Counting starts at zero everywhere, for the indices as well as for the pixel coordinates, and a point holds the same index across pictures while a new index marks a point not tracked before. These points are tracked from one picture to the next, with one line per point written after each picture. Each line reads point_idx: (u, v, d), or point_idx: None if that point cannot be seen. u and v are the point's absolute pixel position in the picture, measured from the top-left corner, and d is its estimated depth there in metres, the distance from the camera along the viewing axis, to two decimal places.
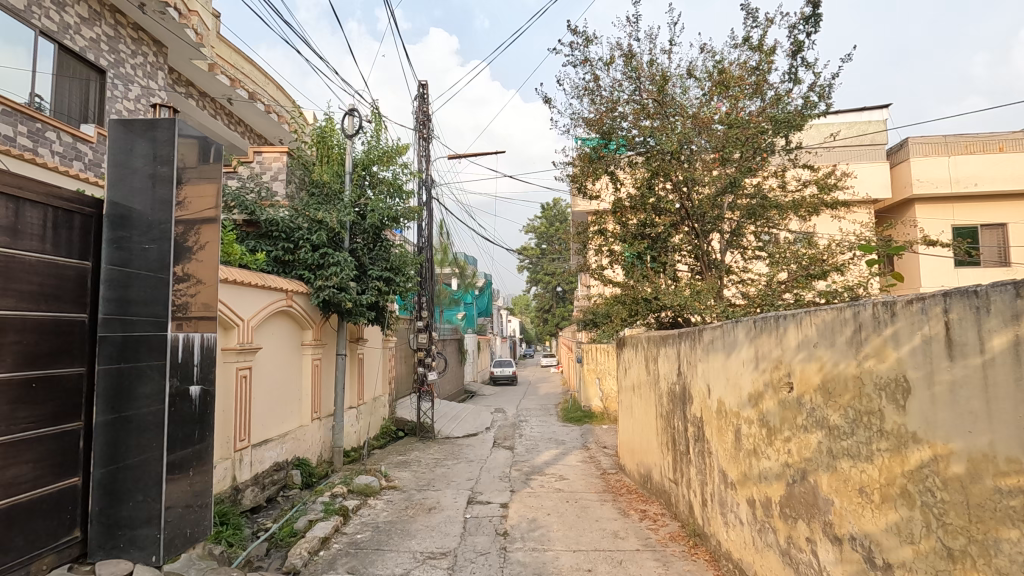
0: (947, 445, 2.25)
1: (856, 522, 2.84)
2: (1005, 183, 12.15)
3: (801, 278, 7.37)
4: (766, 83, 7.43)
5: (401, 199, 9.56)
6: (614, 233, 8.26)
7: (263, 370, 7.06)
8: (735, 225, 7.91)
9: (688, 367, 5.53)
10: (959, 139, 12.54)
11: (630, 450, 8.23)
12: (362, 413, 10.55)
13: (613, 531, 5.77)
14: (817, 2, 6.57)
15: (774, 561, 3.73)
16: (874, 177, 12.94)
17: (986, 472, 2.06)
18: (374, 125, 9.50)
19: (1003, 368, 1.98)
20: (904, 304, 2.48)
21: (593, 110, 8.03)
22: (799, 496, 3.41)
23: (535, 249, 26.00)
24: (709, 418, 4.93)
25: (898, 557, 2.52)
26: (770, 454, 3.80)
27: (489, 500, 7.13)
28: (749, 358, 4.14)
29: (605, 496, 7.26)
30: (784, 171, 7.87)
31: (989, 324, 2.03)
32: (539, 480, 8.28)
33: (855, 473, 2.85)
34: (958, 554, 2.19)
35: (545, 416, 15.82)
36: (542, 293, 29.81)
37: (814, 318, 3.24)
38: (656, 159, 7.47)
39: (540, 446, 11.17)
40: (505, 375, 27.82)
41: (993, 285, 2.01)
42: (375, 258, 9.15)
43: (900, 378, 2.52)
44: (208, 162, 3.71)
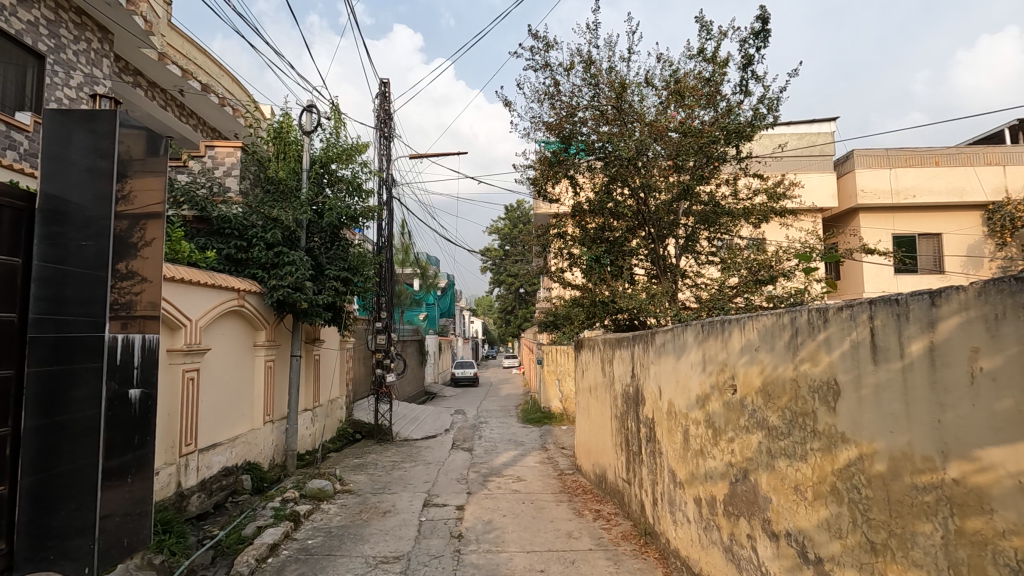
0: (871, 445, 2.38)
1: (792, 519, 2.97)
2: (939, 196, 12.91)
3: (750, 283, 7.59)
4: (719, 94, 7.65)
5: (360, 198, 9.40)
6: (573, 236, 8.46)
7: (211, 372, 6.82)
8: (690, 231, 8.14)
9: (641, 369, 5.65)
10: (900, 153, 13.34)
11: (586, 450, 8.35)
12: (318, 415, 10.34)
13: (567, 531, 5.84)
14: (766, 17, 6.82)
15: (718, 558, 3.86)
16: (823, 186, 13.49)
17: (905, 470, 2.19)
18: (334, 122, 9.35)
19: (919, 371, 2.11)
20: (835, 311, 2.61)
21: (553, 114, 8.10)
22: (741, 494, 3.54)
23: (498, 250, 26.06)
24: (660, 419, 5.06)
25: (828, 552, 2.66)
26: (715, 454, 3.93)
27: (445, 502, 7.12)
28: (697, 361, 4.26)
29: (561, 497, 7.34)
30: (736, 180, 8.11)
31: (909, 331, 2.16)
32: (496, 482, 8.28)
33: (791, 472, 2.98)
34: (880, 547, 2.32)
35: (505, 417, 15.88)
36: (505, 294, 29.77)
37: (756, 323, 3.36)
38: (615, 164, 7.68)
39: (499, 448, 11.20)
40: (466, 375, 27.71)
41: (912, 294, 2.14)
42: (332, 257, 8.97)
43: (831, 381, 2.65)
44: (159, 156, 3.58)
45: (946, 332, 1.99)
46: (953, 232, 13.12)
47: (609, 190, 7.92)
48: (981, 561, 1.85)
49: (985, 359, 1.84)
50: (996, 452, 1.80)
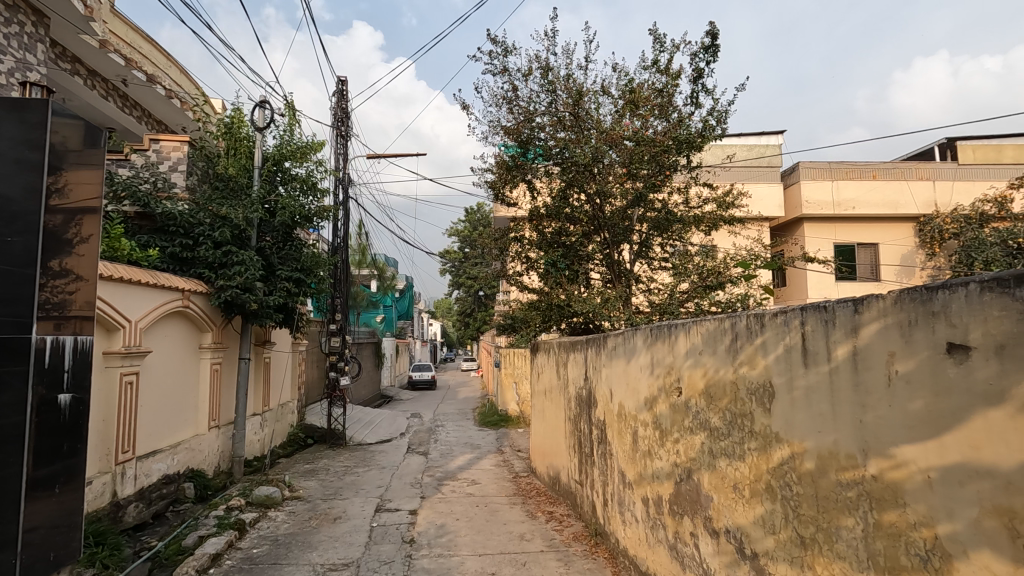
0: (802, 444, 2.51)
1: (730, 517, 3.09)
2: (876, 207, 13.71)
3: (700, 289, 7.82)
4: (671, 105, 7.85)
5: (315, 197, 9.17)
6: (530, 240, 8.55)
7: (151, 376, 6.52)
8: (643, 237, 8.32)
9: (593, 372, 5.74)
10: (841, 165, 14.01)
11: (540, 453, 8.41)
12: (267, 420, 10.02)
13: (519, 533, 5.87)
14: (715, 33, 7.08)
15: (663, 557, 3.97)
16: (770, 197, 14.15)
17: (831, 468, 2.32)
18: (288, 119, 9.10)
19: (844, 374, 2.24)
20: (771, 317, 2.74)
21: (511, 119, 8.17)
22: (685, 493, 3.66)
23: (457, 252, 26.00)
24: (611, 420, 5.16)
25: (763, 547, 2.78)
26: (662, 454, 4.03)
27: (398, 507, 7.04)
28: (646, 364, 4.37)
29: (514, 499, 7.38)
30: (687, 188, 8.33)
31: (835, 336, 2.29)
32: (451, 485, 8.24)
33: (730, 471, 3.10)
34: (808, 541, 2.45)
35: (461, 420, 15.82)
36: (463, 297, 29.65)
37: (700, 327, 3.48)
38: (571, 170, 7.81)
39: (455, 451, 11.14)
40: (423, 378, 27.42)
41: (838, 302, 2.27)
42: (284, 257, 8.74)
43: (767, 384, 2.78)
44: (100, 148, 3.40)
45: (867, 337, 2.12)
46: (888, 242, 13.91)
47: (566, 196, 8.06)
48: (895, 551, 1.98)
49: (900, 363, 1.97)
50: (910, 449, 1.93)
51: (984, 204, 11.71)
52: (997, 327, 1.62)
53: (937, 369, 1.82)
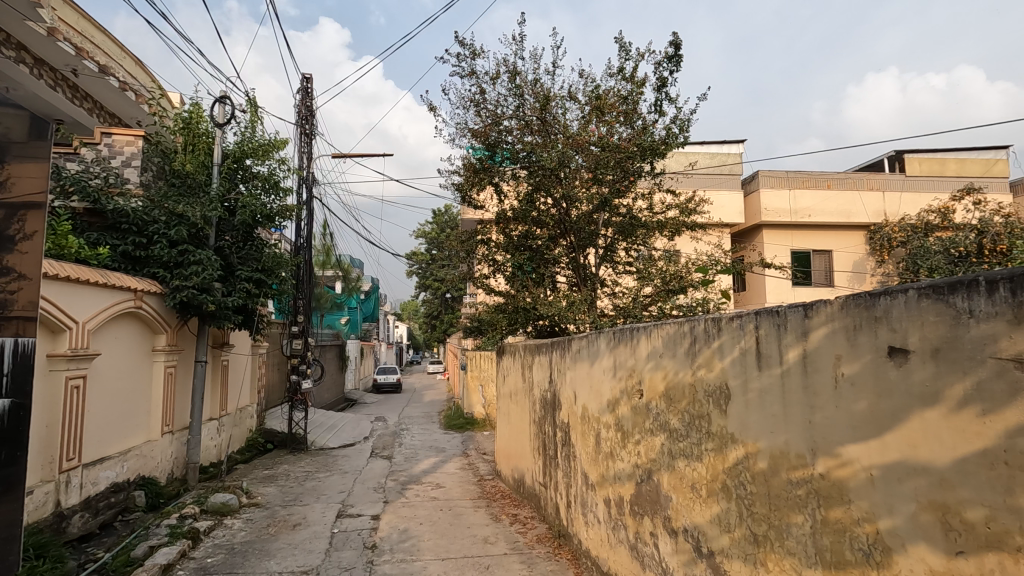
0: (756, 445, 2.59)
1: (688, 516, 3.16)
2: (829, 216, 14.27)
3: (663, 293, 7.96)
4: (635, 112, 7.98)
5: (277, 196, 8.94)
6: (497, 243, 8.57)
7: (100, 380, 6.25)
8: (609, 241, 8.42)
9: (558, 374, 5.79)
10: (798, 176, 14.59)
11: (505, 455, 8.42)
12: (224, 425, 9.70)
13: (483, 536, 5.86)
14: (679, 43, 7.25)
15: (624, 557, 4.02)
16: (730, 205, 14.56)
17: (782, 467, 2.40)
18: (250, 116, 8.87)
19: (795, 376, 2.32)
20: (727, 320, 2.82)
21: (478, 121, 8.19)
22: (646, 493, 3.72)
23: (425, 254, 25.83)
24: (575, 423, 5.21)
25: (719, 545, 2.86)
26: (624, 456, 4.09)
27: (359, 512, 6.92)
28: (609, 367, 4.42)
29: (479, 502, 7.36)
30: (651, 194, 8.48)
31: (786, 340, 2.38)
32: (415, 489, 8.16)
33: (688, 471, 3.18)
34: (761, 538, 2.53)
35: (427, 423, 15.68)
36: (430, 299, 29.47)
37: (661, 330, 3.55)
38: (538, 174, 7.88)
39: (419, 455, 11.03)
40: (389, 382, 27.06)
41: (789, 306, 2.36)
42: (244, 258, 8.50)
43: (723, 386, 2.86)
44: (50, 140, 3.47)
45: (816, 341, 2.21)
46: (840, 250, 14.51)
47: (532, 200, 8.11)
48: (841, 546, 2.07)
49: (846, 365, 2.06)
50: (855, 448, 2.01)
51: (929, 214, 12.38)
52: (932, 331, 1.72)
53: (879, 371, 1.91)
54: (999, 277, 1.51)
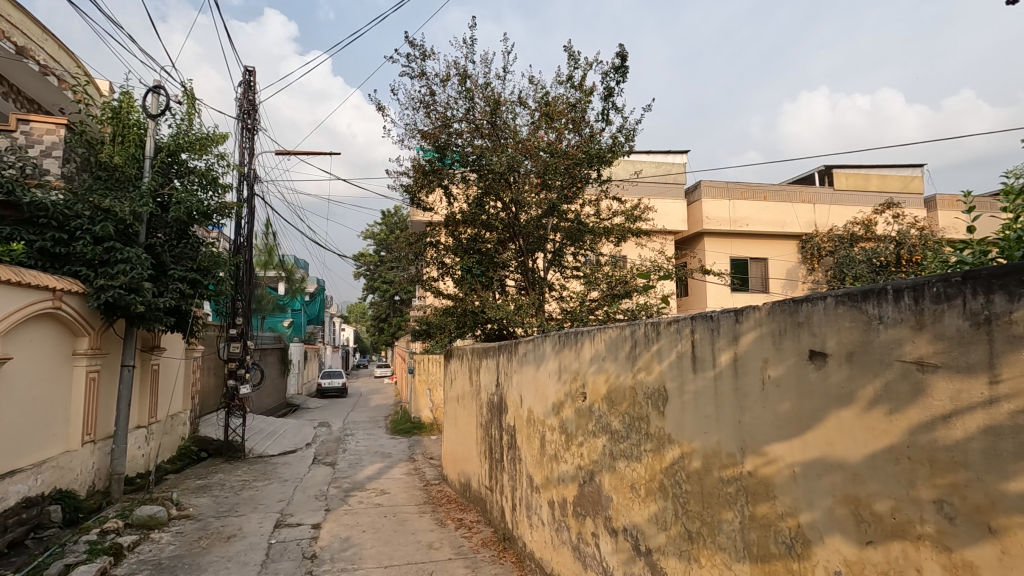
0: (690, 444, 2.69)
1: (628, 515, 3.24)
2: (765, 226, 15.02)
3: (609, 298, 8.13)
4: (583, 120, 8.13)
5: (215, 192, 8.55)
6: (446, 245, 8.54)
7: (11, 386, 5.79)
8: (557, 246, 8.52)
9: (504, 378, 5.82)
10: (737, 186, 15.19)
11: (452, 459, 8.36)
12: (154, 433, 9.15)
13: (427, 542, 5.79)
14: (625, 55, 7.45)
15: (567, 557, 4.08)
16: (674, 213, 15.07)
17: (715, 465, 2.50)
18: (186, 108, 8.44)
19: (727, 378, 2.43)
20: (666, 324, 2.91)
21: (428, 123, 8.14)
22: (588, 494, 3.79)
23: (373, 255, 25.39)
24: (521, 426, 5.24)
25: (656, 543, 2.94)
26: (567, 458, 4.15)
27: (299, 521, 6.69)
28: (554, 370, 4.48)
29: (424, 508, 7.28)
30: (599, 201, 8.64)
31: (719, 343, 2.48)
32: (358, 496, 7.97)
33: (628, 471, 3.26)
34: (695, 535, 2.62)
35: (372, 428, 15.36)
36: (378, 301, 28.93)
37: (603, 334, 3.63)
38: (487, 178, 7.91)
39: (364, 461, 10.79)
40: (334, 386, 26.30)
41: (722, 312, 2.47)
42: (178, 257, 8.09)
43: (661, 388, 2.95)
44: None
45: (746, 345, 2.31)
46: (775, 258, 15.28)
47: (481, 203, 8.12)
48: (766, 540, 2.18)
49: (772, 368, 2.17)
50: (779, 447, 2.13)
51: (854, 226, 13.29)
52: (848, 335, 1.84)
53: (801, 374, 2.03)
54: (905, 286, 1.64)
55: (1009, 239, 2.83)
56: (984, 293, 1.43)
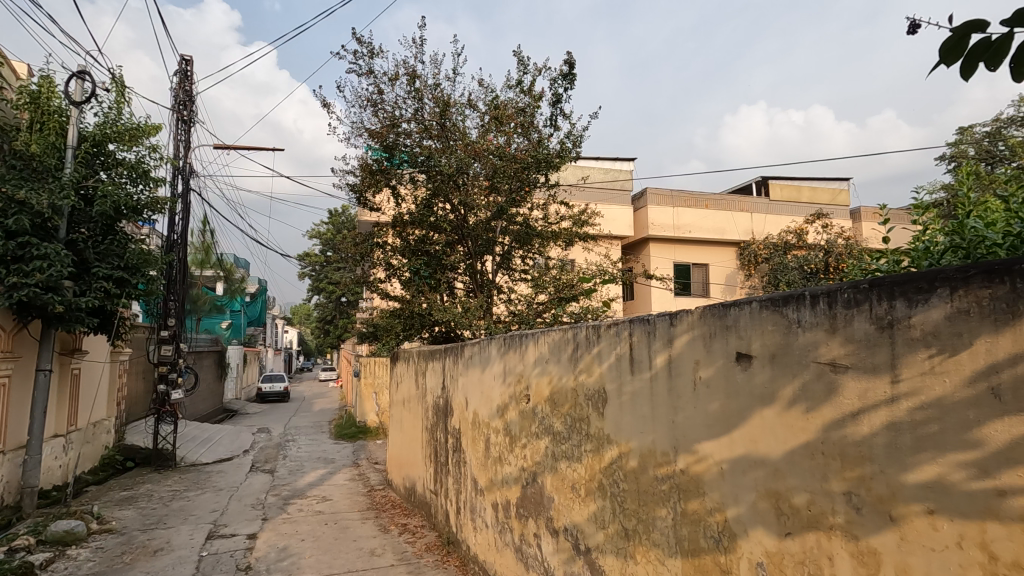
0: (628, 444, 2.76)
1: (568, 515, 3.29)
2: (706, 233, 15.61)
3: (556, 301, 8.20)
4: (532, 125, 8.21)
5: (146, 186, 8.09)
6: (393, 246, 8.44)
7: None
8: (505, 249, 8.54)
9: (450, 380, 5.79)
10: (680, 194, 15.69)
11: (397, 463, 8.23)
12: (74, 442, 8.53)
13: (369, 549, 5.68)
14: (573, 63, 7.59)
15: (509, 559, 4.10)
16: (620, 218, 15.43)
17: (650, 464, 2.58)
18: (115, 96, 7.96)
19: (662, 380, 2.52)
20: (606, 327, 2.98)
21: (376, 122, 8.02)
22: (530, 496, 3.83)
23: (319, 256, 24.72)
24: (466, 428, 5.23)
25: (595, 541, 3.01)
26: (511, 460, 4.18)
27: (233, 532, 6.41)
28: (499, 373, 4.50)
29: (367, 514, 7.13)
30: (547, 205, 8.72)
31: (655, 346, 2.56)
32: (298, 504, 7.72)
33: (569, 472, 3.32)
34: (631, 532, 2.70)
35: (314, 433, 14.90)
36: (324, 302, 28.15)
37: (546, 337, 3.67)
38: (436, 179, 7.87)
39: (305, 467, 10.44)
40: (275, 391, 25.33)
41: (658, 315, 2.55)
42: (103, 253, 7.56)
43: (601, 389, 3.02)
44: None
45: (680, 347, 2.40)
46: (715, 264, 15.90)
47: (430, 205, 8.06)
48: (697, 535, 2.26)
49: (703, 369, 2.27)
50: (709, 445, 2.22)
51: (787, 234, 14.05)
52: (770, 338, 1.94)
53: (729, 375, 2.13)
54: (821, 292, 1.74)
55: (918, 249, 3.05)
56: (888, 299, 1.54)
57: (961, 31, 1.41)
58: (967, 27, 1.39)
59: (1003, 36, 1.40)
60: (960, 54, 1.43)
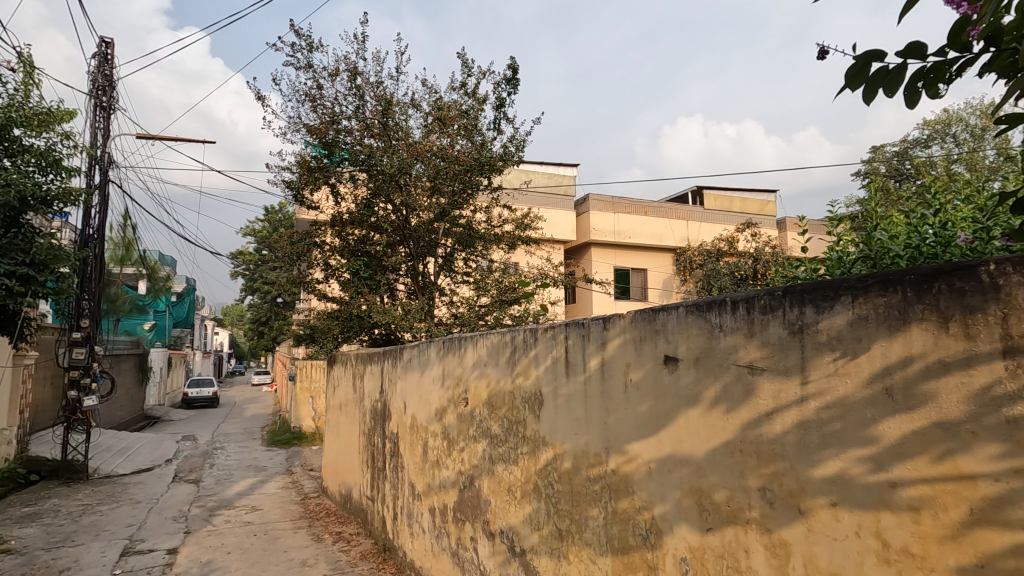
0: (562, 446, 2.81)
1: (504, 518, 3.30)
2: (645, 239, 16.11)
3: (498, 304, 8.19)
4: (475, 127, 8.20)
5: (57, 176, 7.48)
6: (332, 246, 8.21)
7: None
8: (448, 251, 8.47)
9: (389, 384, 5.68)
10: (621, 201, 16.12)
11: (333, 470, 7.98)
12: None
13: (301, 559, 5.48)
14: (517, 68, 7.65)
15: (446, 564, 4.08)
16: (563, 223, 15.69)
17: (584, 465, 2.64)
18: (22, 77, 7.31)
19: (595, 383, 2.58)
20: (542, 331, 3.01)
21: (315, 118, 7.79)
22: (467, 499, 3.82)
23: (253, 254, 23.69)
24: (404, 433, 5.15)
25: (529, 543, 3.04)
26: (448, 464, 4.15)
27: (151, 547, 6.01)
28: (437, 376, 4.46)
29: (300, 523, 6.88)
30: (490, 208, 8.71)
31: (590, 349, 2.62)
32: (225, 515, 7.34)
33: (505, 475, 3.33)
34: (565, 533, 2.74)
35: (245, 440, 14.23)
36: (258, 303, 26.97)
37: (485, 340, 3.68)
38: (377, 179, 7.73)
39: (234, 476, 9.95)
40: (202, 396, 23.97)
41: (592, 319, 2.60)
42: (4, 248, 6.91)
43: (537, 392, 3.05)
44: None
45: (612, 350, 2.47)
46: (653, 269, 16.43)
47: (370, 205, 7.90)
48: (627, 533, 2.32)
49: (634, 372, 2.34)
50: (638, 445, 2.29)
51: (720, 242, 14.73)
52: (695, 342, 2.03)
53: (657, 378, 2.21)
54: (740, 299, 1.84)
55: (833, 258, 3.24)
56: (799, 305, 1.65)
57: (863, 59, 1.53)
58: (867, 56, 1.52)
59: (899, 66, 1.53)
60: (863, 80, 1.54)
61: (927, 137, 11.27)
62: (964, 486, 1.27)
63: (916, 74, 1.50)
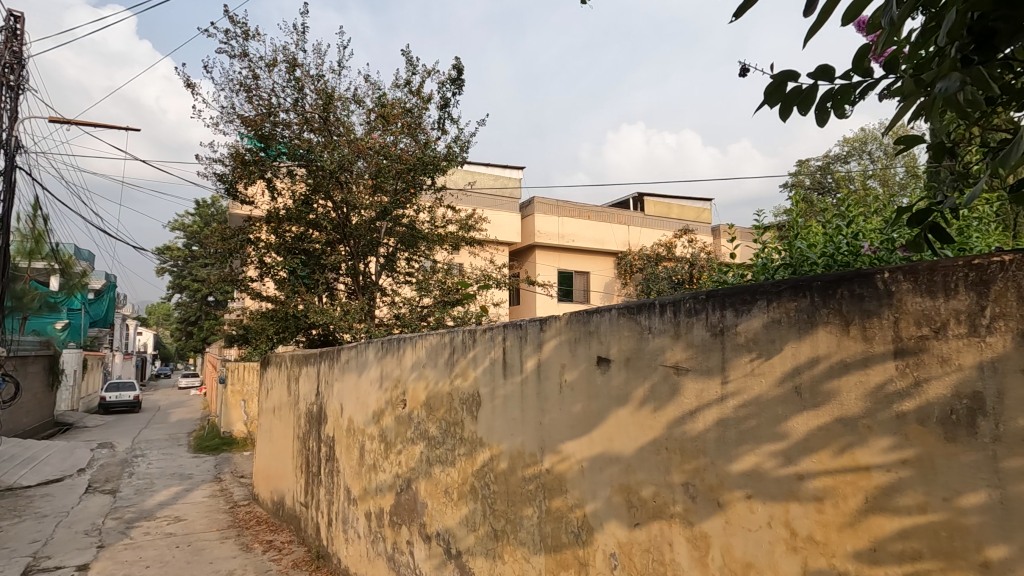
0: (499, 446, 2.83)
1: (440, 520, 3.28)
2: (587, 242, 16.44)
3: (440, 305, 8.12)
4: (419, 126, 8.10)
5: None
6: (266, 243, 7.89)
7: None
8: (390, 251, 8.33)
9: (325, 386, 5.52)
10: (564, 205, 16.39)
11: (264, 476, 7.66)
12: None
13: (228, 570, 5.23)
14: (461, 68, 7.63)
15: (381, 568, 4.00)
16: (508, 224, 15.78)
17: (519, 465, 2.66)
18: None
19: (531, 383, 2.61)
20: (481, 332, 3.01)
21: (250, 109, 7.49)
22: (404, 502, 3.77)
23: (182, 249, 22.41)
24: (340, 436, 5.02)
25: (465, 544, 3.03)
26: (385, 467, 4.08)
27: (58, 564, 5.56)
28: (375, 377, 4.37)
29: (227, 533, 6.56)
30: (434, 208, 8.61)
31: (527, 350, 2.65)
32: (145, 526, 6.90)
33: (442, 477, 3.31)
34: (500, 533, 2.76)
35: (170, 447, 13.42)
36: (186, 301, 25.52)
37: (424, 341, 3.64)
38: (316, 174, 7.51)
39: (156, 485, 9.36)
40: (122, 400, 22.38)
41: (529, 321, 2.63)
42: None
43: (475, 393, 3.06)
44: None
45: (548, 351, 2.51)
46: (596, 272, 16.78)
47: (309, 201, 7.68)
48: (560, 531, 2.36)
49: (568, 373, 2.38)
50: (571, 444, 2.34)
51: (659, 247, 15.24)
52: (625, 343, 2.09)
53: (590, 378, 2.26)
54: (668, 303, 1.92)
55: (757, 265, 3.43)
56: (720, 309, 1.74)
57: (779, 78, 1.62)
58: (783, 75, 1.62)
59: (811, 86, 1.64)
60: (779, 98, 1.64)
61: (846, 153, 12.13)
62: (861, 477, 1.38)
63: (825, 95, 1.61)
